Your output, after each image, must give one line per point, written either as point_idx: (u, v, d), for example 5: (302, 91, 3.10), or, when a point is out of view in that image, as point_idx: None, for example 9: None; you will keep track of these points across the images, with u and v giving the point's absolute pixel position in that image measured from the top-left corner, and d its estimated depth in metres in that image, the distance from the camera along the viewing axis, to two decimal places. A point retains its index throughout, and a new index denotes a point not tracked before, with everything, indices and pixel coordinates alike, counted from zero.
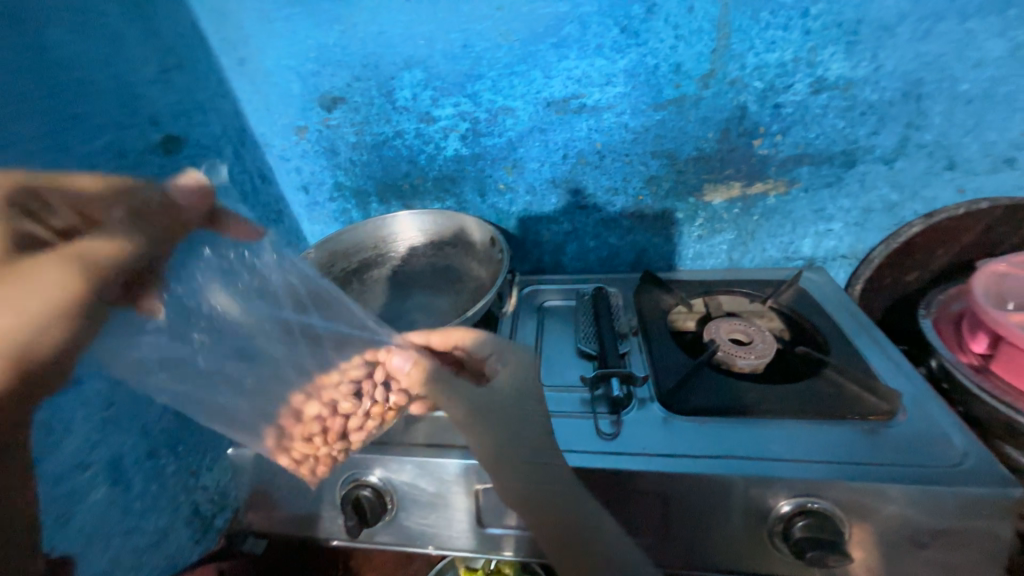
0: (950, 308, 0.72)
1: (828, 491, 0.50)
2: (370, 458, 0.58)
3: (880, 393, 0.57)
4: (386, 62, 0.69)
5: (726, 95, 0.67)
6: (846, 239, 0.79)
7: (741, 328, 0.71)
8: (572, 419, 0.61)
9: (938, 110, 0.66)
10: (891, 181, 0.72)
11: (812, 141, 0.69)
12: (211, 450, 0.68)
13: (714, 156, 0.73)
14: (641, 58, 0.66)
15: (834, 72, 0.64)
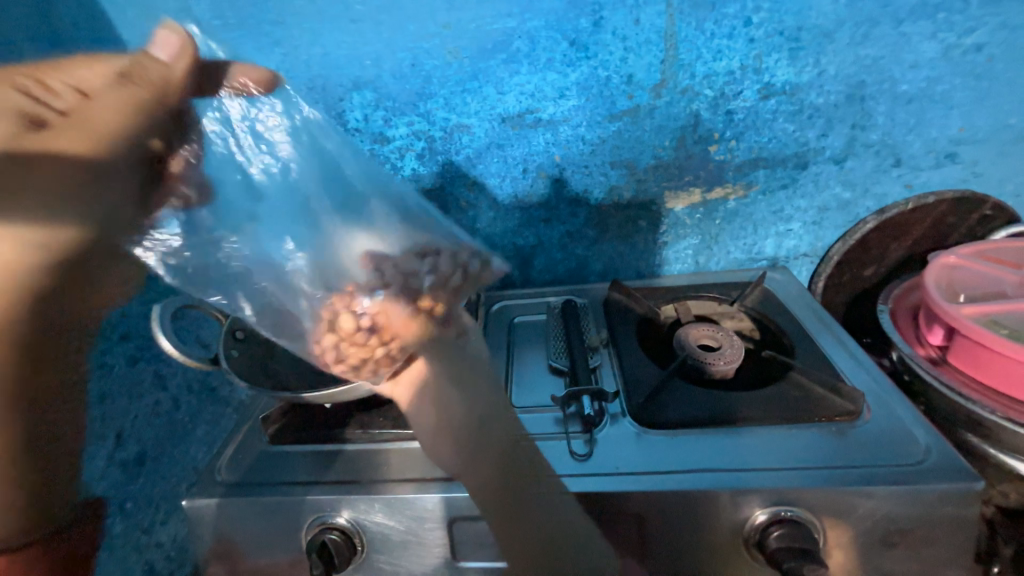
0: (906, 301, 0.74)
1: (800, 498, 0.50)
2: (337, 498, 0.56)
3: (844, 394, 0.58)
4: (333, 83, 0.67)
5: (678, 104, 0.67)
6: (805, 238, 0.80)
7: (710, 333, 0.70)
8: (544, 441, 0.59)
9: (881, 110, 0.68)
10: (843, 180, 0.74)
11: (766, 145, 0.70)
12: (165, 502, 0.64)
13: (672, 164, 0.73)
14: (593, 70, 0.65)
15: (781, 78, 0.65)
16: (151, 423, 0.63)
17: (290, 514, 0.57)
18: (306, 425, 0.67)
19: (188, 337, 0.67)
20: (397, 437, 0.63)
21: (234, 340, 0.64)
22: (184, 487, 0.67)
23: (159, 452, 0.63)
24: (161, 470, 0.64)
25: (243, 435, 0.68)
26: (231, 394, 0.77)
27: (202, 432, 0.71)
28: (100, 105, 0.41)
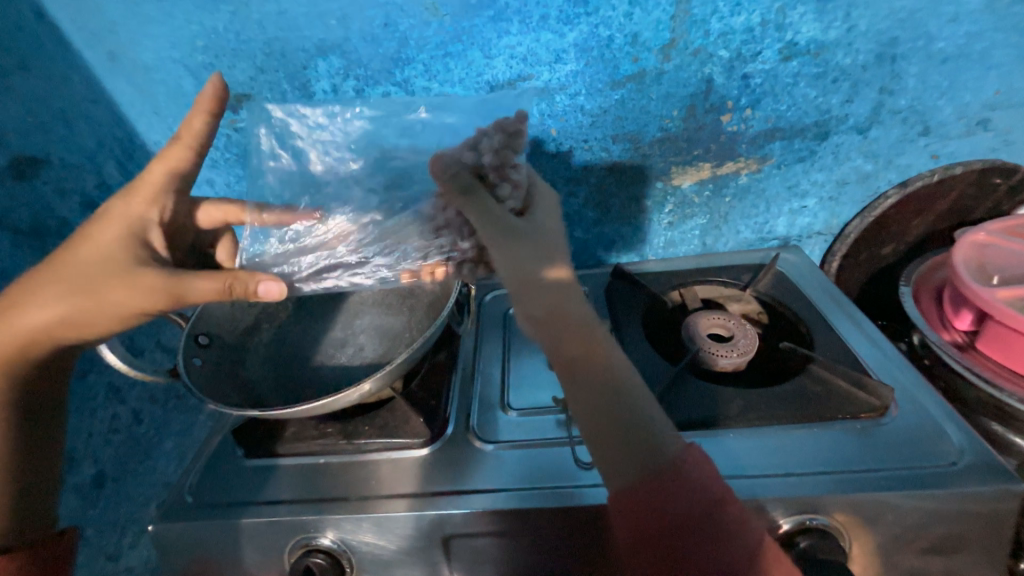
0: (930, 281, 0.69)
1: (827, 506, 0.46)
2: (322, 518, 0.52)
3: (870, 390, 0.53)
4: (293, 48, 0.58)
5: (689, 68, 0.60)
6: (820, 215, 0.74)
7: (720, 321, 0.65)
8: (547, 449, 0.55)
9: (913, 72, 0.61)
10: (866, 151, 0.68)
11: (783, 113, 0.63)
12: (131, 523, 0.58)
13: (680, 137, 0.66)
14: (593, 29, 0.57)
15: (805, 35, 0.57)
16: (109, 441, 0.56)
17: (271, 535, 0.52)
18: (286, 433, 0.61)
19: (144, 344, 0.61)
20: (387, 446, 0.58)
21: (197, 347, 0.57)
22: (153, 505, 0.61)
23: (121, 471, 0.58)
24: (126, 489, 0.58)
25: (217, 447, 0.63)
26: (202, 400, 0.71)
27: (171, 444, 0.65)
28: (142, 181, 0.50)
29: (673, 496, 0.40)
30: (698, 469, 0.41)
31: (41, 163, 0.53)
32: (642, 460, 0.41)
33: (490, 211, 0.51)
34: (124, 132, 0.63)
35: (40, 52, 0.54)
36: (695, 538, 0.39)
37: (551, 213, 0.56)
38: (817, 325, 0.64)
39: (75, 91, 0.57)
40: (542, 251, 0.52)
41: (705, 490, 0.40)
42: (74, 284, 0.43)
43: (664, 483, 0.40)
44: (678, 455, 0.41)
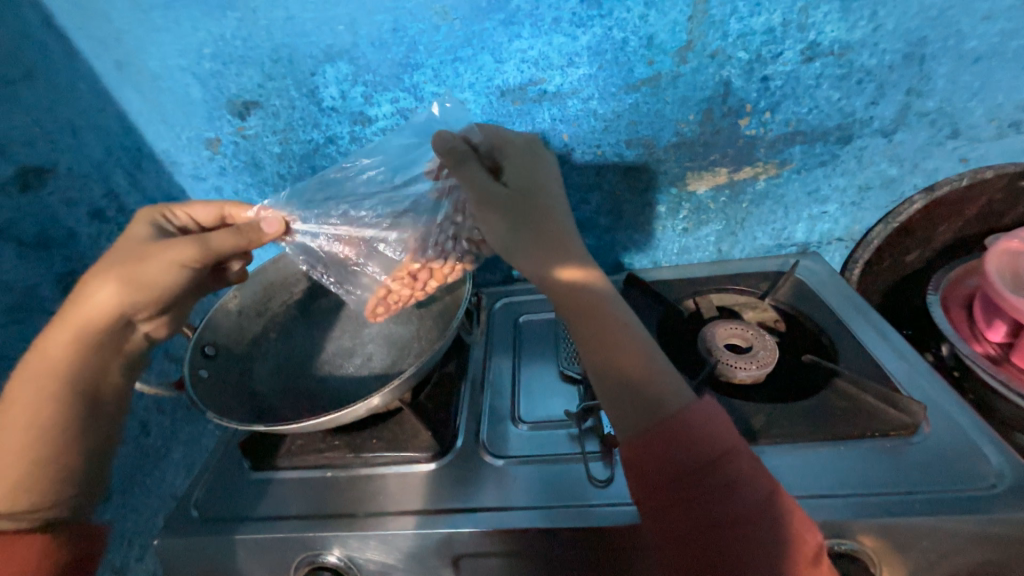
0: (959, 288, 0.66)
1: (854, 530, 0.44)
2: (328, 535, 0.51)
3: (900, 406, 0.51)
4: (301, 55, 0.57)
5: (707, 71, 0.58)
6: (841, 220, 0.72)
7: (738, 331, 0.62)
8: (558, 465, 0.53)
9: (942, 72, 0.58)
10: (890, 155, 0.65)
11: (805, 116, 0.61)
12: (138, 536, 0.58)
13: (697, 141, 0.64)
14: (607, 32, 0.55)
15: (829, 35, 0.55)
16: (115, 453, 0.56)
17: (278, 550, 0.52)
18: (291, 445, 0.60)
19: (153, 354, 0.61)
20: (395, 461, 0.57)
21: (204, 358, 0.57)
22: (160, 517, 0.61)
23: (128, 483, 0.57)
24: (133, 501, 0.57)
25: (224, 459, 0.62)
26: None
27: (179, 454, 0.65)
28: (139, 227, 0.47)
29: (684, 449, 0.37)
30: (710, 420, 0.39)
31: (45, 175, 0.52)
32: (646, 417, 0.39)
33: (474, 176, 0.44)
34: (132, 141, 0.62)
35: (45, 61, 0.54)
36: (712, 491, 0.36)
37: (531, 159, 0.47)
38: (840, 337, 0.62)
39: (81, 101, 0.57)
40: (537, 209, 0.43)
41: (718, 443, 0.38)
42: (119, 256, 0.44)
43: (673, 437, 0.38)
44: (688, 409, 0.39)
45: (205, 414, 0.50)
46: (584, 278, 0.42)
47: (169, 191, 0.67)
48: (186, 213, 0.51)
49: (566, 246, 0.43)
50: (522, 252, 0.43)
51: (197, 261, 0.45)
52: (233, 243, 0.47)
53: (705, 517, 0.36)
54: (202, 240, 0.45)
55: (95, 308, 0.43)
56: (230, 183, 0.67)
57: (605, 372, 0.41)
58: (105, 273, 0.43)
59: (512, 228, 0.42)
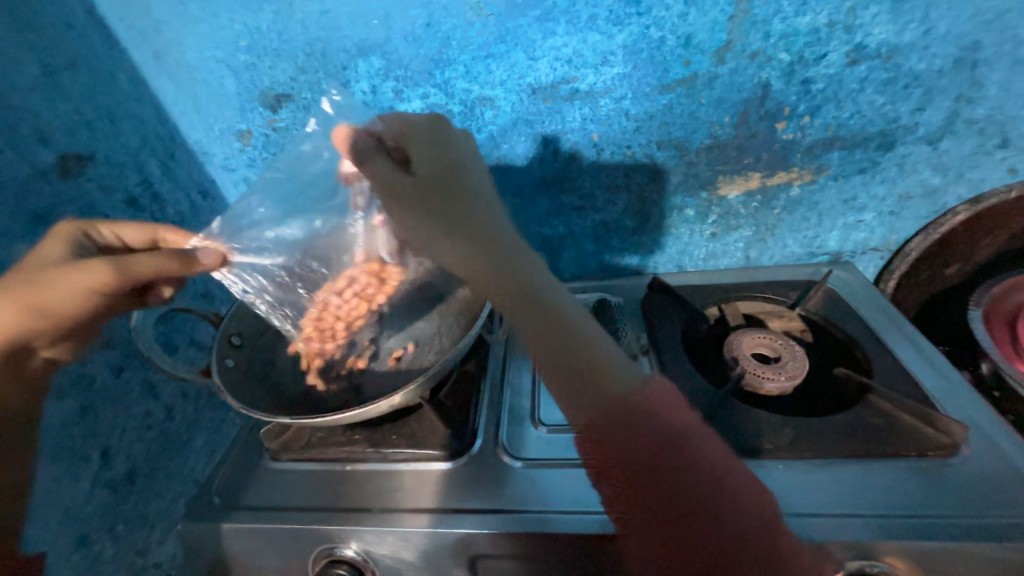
0: (1005, 304, 0.63)
1: (886, 552, 0.42)
2: (346, 528, 0.51)
3: (939, 426, 0.49)
4: (334, 49, 0.57)
5: (745, 72, 0.56)
6: (878, 230, 0.69)
7: (766, 341, 0.61)
8: (579, 469, 0.53)
9: (996, 78, 0.56)
10: (934, 163, 0.62)
11: (845, 121, 0.59)
12: (161, 520, 0.59)
13: (730, 144, 0.62)
14: (643, 30, 0.54)
15: (876, 38, 0.53)
16: (141, 437, 0.57)
17: (296, 541, 0.52)
18: (312, 437, 0.60)
19: (180, 341, 0.62)
20: (413, 457, 0.56)
21: (230, 348, 0.57)
22: (182, 502, 0.62)
23: (153, 468, 0.58)
24: (157, 485, 0.58)
25: (245, 447, 0.63)
26: None
27: (201, 441, 0.65)
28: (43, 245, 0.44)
29: (678, 475, 0.37)
30: (699, 439, 0.39)
31: (84, 162, 0.53)
32: (629, 450, 0.38)
33: (385, 172, 0.52)
34: (167, 130, 0.63)
35: (87, 50, 0.55)
36: (703, 518, 0.36)
37: (438, 141, 0.53)
38: (875, 351, 0.60)
39: (120, 90, 0.58)
40: (463, 201, 0.50)
41: (710, 465, 0.38)
42: (26, 279, 0.41)
43: (662, 460, 0.37)
44: (677, 439, 0.38)
45: (231, 404, 0.50)
46: (494, 243, 0.47)
47: (201, 181, 0.68)
48: (114, 232, 0.48)
49: (500, 244, 0.48)
50: (437, 237, 0.50)
51: (106, 285, 0.43)
52: (158, 266, 0.44)
53: (702, 543, 0.36)
54: (117, 265, 0.43)
55: (3, 331, 0.41)
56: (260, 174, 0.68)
57: (555, 357, 0.41)
58: (9, 298, 0.40)
59: (452, 232, 0.49)
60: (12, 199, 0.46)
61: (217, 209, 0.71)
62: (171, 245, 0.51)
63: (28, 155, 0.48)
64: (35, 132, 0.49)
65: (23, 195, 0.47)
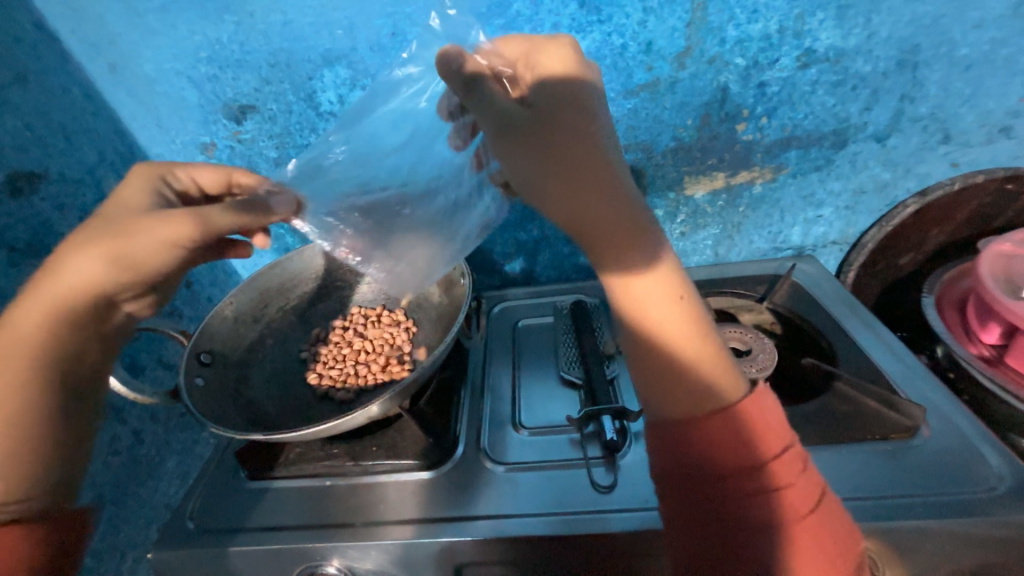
0: (954, 289, 0.67)
1: (854, 533, 0.44)
2: (328, 545, 0.50)
3: (900, 409, 0.51)
4: (298, 59, 0.57)
5: (705, 76, 0.58)
6: (836, 224, 0.73)
7: (737, 335, 0.63)
8: (561, 470, 0.53)
9: (934, 79, 0.59)
10: (884, 160, 0.66)
11: (800, 122, 0.62)
12: (131, 549, 0.56)
13: (694, 146, 0.64)
14: (606, 38, 0.55)
15: (824, 42, 0.56)
16: (108, 464, 0.54)
17: (276, 561, 0.51)
18: (289, 454, 0.59)
19: (147, 361, 0.60)
20: (394, 468, 0.56)
21: (199, 366, 0.56)
22: (155, 529, 0.59)
23: (121, 495, 0.56)
24: (125, 512, 0.56)
25: (219, 468, 0.61)
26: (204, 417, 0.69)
27: (173, 464, 0.63)
28: (129, 188, 0.44)
29: (733, 443, 0.36)
30: (764, 411, 0.37)
31: (36, 179, 0.51)
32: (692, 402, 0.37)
33: (496, 102, 0.37)
34: (126, 145, 0.61)
35: (38, 64, 0.53)
36: (744, 498, 0.35)
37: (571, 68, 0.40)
38: (838, 340, 0.62)
39: (74, 104, 0.56)
40: (570, 126, 0.36)
41: (765, 436, 0.36)
42: (109, 227, 0.40)
43: (717, 429, 0.36)
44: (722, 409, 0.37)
45: (202, 424, 0.49)
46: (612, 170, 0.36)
47: None
48: (189, 176, 0.48)
49: (607, 182, 0.36)
50: (530, 158, 0.36)
51: (192, 239, 0.41)
52: (236, 219, 0.42)
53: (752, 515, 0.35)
54: (200, 214, 0.41)
55: (84, 282, 0.39)
56: None
57: (617, 237, 0.37)
58: (99, 245, 0.39)
59: (527, 157, 0.36)
60: None
61: None
62: (244, 187, 0.51)
63: None
64: None
65: None
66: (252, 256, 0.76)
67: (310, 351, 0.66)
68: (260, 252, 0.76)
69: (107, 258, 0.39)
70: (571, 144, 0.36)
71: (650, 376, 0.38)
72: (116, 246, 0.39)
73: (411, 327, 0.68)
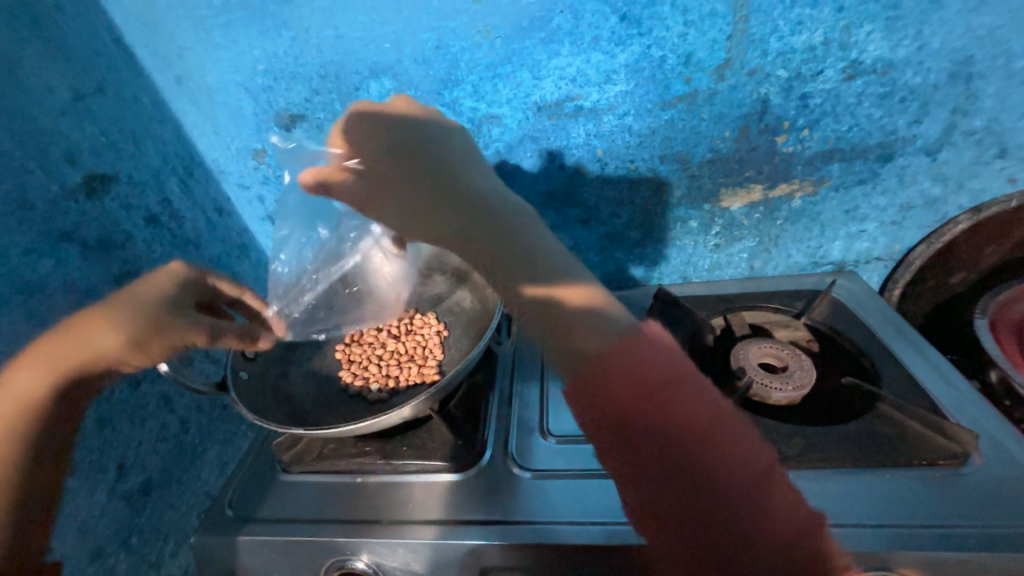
0: (1011, 312, 0.63)
1: (896, 562, 0.42)
2: (358, 540, 0.51)
3: (950, 434, 0.49)
4: (347, 71, 0.60)
5: (744, 88, 0.57)
6: (880, 240, 0.70)
7: (772, 350, 0.61)
8: (589, 480, 0.53)
9: (990, 91, 0.57)
10: (934, 174, 0.64)
11: (844, 134, 0.60)
12: (174, 532, 0.59)
13: (732, 157, 0.64)
14: (645, 50, 0.56)
15: (871, 54, 0.54)
16: (157, 449, 0.58)
17: (308, 552, 0.53)
18: (322, 449, 0.61)
19: (196, 353, 0.63)
20: (423, 468, 0.57)
21: (244, 361, 0.59)
22: (196, 515, 0.62)
23: (168, 479, 0.59)
24: (170, 496, 0.59)
25: (257, 458, 0.63)
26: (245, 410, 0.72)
27: (215, 453, 0.66)
28: (159, 280, 0.52)
29: (665, 427, 0.36)
30: (687, 388, 0.38)
31: (108, 181, 0.56)
32: (639, 389, 0.37)
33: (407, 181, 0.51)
34: (186, 150, 0.66)
35: (114, 76, 0.58)
36: (708, 462, 0.35)
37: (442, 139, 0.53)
38: (882, 360, 0.60)
39: (144, 112, 0.61)
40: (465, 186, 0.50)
41: (700, 414, 0.36)
42: (140, 316, 0.48)
43: (652, 418, 0.36)
44: (665, 381, 0.37)
45: (245, 415, 0.51)
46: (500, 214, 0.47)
47: (216, 198, 0.70)
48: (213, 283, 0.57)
49: (514, 225, 0.46)
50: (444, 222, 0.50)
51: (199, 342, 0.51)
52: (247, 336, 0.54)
53: (700, 501, 0.34)
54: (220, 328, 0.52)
55: (95, 354, 0.46)
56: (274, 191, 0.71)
57: (515, 264, 0.45)
58: (124, 328, 0.47)
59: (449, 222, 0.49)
60: (41, 217, 0.48)
61: (233, 225, 0.73)
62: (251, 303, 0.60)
63: (55, 175, 0.50)
64: (63, 154, 0.51)
65: (51, 213, 0.49)
66: None
67: (345, 351, 0.68)
68: None
69: (132, 341, 0.47)
70: (479, 205, 0.48)
71: (603, 387, 0.38)
72: (144, 329, 0.48)
73: (443, 330, 0.69)
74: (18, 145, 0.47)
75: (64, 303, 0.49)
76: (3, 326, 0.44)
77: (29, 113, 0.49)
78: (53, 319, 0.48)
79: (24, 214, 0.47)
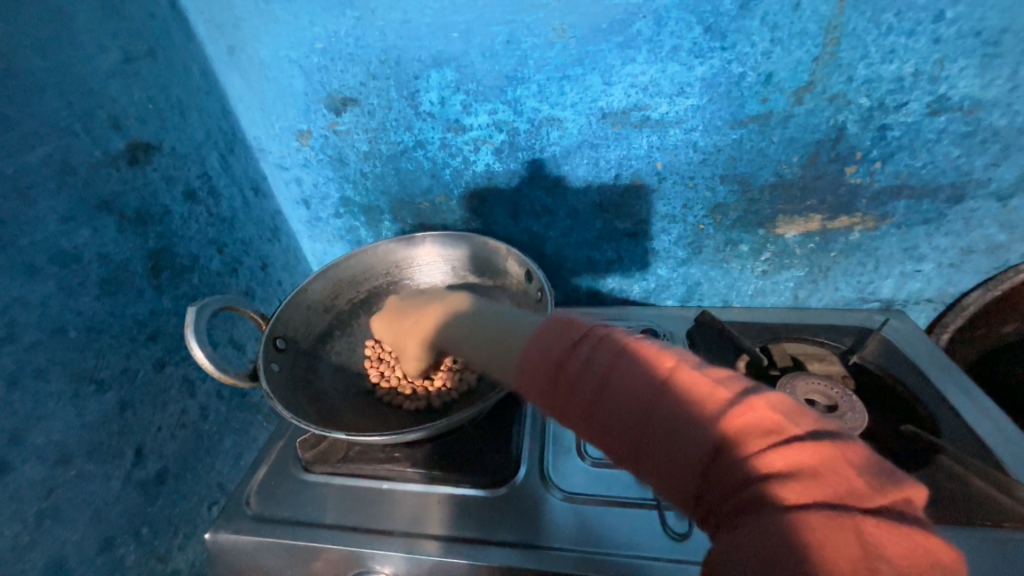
0: None
1: None
2: (380, 553, 0.49)
3: (1016, 495, 0.47)
4: (409, 58, 0.57)
5: (822, 114, 0.55)
6: (935, 281, 0.68)
7: (821, 387, 0.57)
8: (630, 509, 0.50)
9: None
10: (1001, 220, 0.61)
11: (918, 170, 0.58)
12: (185, 525, 0.56)
13: (796, 184, 0.61)
14: (724, 65, 0.53)
15: (961, 90, 0.52)
16: (175, 436, 0.55)
17: (328, 559, 0.50)
18: (346, 450, 0.58)
19: (221, 338, 0.60)
20: (451, 480, 0.54)
21: (275, 351, 0.56)
22: (208, 508, 0.59)
23: (183, 468, 0.56)
24: (184, 486, 0.56)
25: (278, 453, 0.60)
26: (263, 399, 0.69)
27: (230, 443, 0.63)
28: None
29: (622, 393, 0.32)
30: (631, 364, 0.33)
31: (149, 150, 0.53)
32: (585, 388, 0.34)
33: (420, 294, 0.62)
34: (229, 126, 0.63)
35: (166, 41, 0.55)
36: (670, 430, 0.30)
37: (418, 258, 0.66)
38: (937, 407, 0.57)
39: (192, 82, 0.58)
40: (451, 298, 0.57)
41: (652, 382, 0.32)
42: None
43: (607, 408, 0.32)
44: (608, 368, 0.33)
45: (279, 411, 0.49)
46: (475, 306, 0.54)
47: (254, 177, 0.68)
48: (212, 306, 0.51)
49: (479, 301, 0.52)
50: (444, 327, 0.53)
51: None
52: None
53: (688, 467, 0.29)
54: None
55: None
56: (313, 175, 0.68)
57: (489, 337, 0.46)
58: None
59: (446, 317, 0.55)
60: (81, 183, 0.46)
61: (268, 206, 0.70)
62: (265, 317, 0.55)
63: (100, 140, 0.48)
64: (109, 119, 0.49)
65: (92, 179, 0.47)
66: (324, 244, 0.77)
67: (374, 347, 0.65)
68: (332, 242, 0.77)
69: None
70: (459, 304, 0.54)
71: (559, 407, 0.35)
72: None
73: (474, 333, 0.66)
74: (66, 106, 0.45)
75: (98, 275, 0.47)
76: (35, 296, 0.42)
77: (76, 72, 0.46)
78: (85, 291, 0.46)
79: (65, 178, 0.44)
